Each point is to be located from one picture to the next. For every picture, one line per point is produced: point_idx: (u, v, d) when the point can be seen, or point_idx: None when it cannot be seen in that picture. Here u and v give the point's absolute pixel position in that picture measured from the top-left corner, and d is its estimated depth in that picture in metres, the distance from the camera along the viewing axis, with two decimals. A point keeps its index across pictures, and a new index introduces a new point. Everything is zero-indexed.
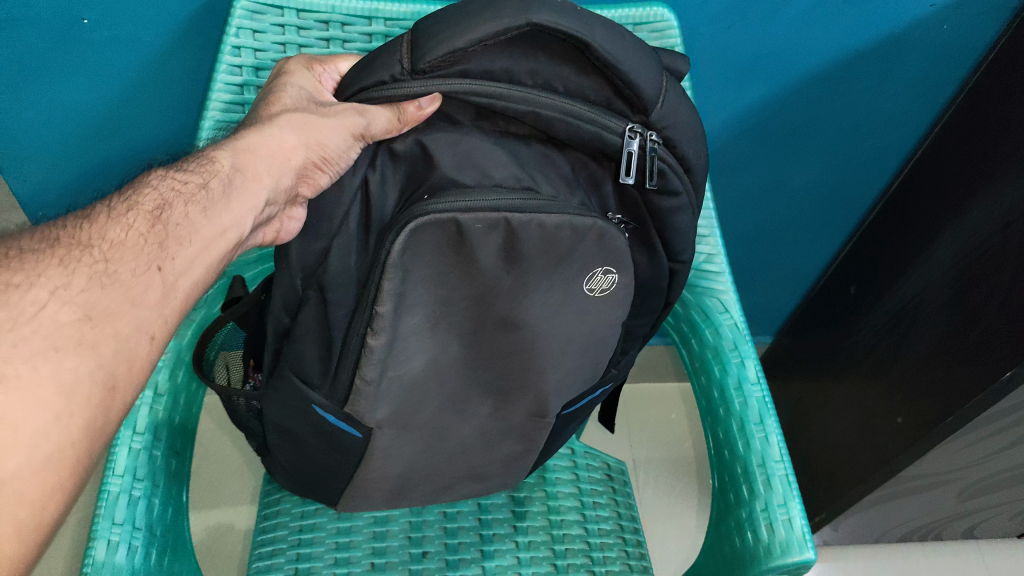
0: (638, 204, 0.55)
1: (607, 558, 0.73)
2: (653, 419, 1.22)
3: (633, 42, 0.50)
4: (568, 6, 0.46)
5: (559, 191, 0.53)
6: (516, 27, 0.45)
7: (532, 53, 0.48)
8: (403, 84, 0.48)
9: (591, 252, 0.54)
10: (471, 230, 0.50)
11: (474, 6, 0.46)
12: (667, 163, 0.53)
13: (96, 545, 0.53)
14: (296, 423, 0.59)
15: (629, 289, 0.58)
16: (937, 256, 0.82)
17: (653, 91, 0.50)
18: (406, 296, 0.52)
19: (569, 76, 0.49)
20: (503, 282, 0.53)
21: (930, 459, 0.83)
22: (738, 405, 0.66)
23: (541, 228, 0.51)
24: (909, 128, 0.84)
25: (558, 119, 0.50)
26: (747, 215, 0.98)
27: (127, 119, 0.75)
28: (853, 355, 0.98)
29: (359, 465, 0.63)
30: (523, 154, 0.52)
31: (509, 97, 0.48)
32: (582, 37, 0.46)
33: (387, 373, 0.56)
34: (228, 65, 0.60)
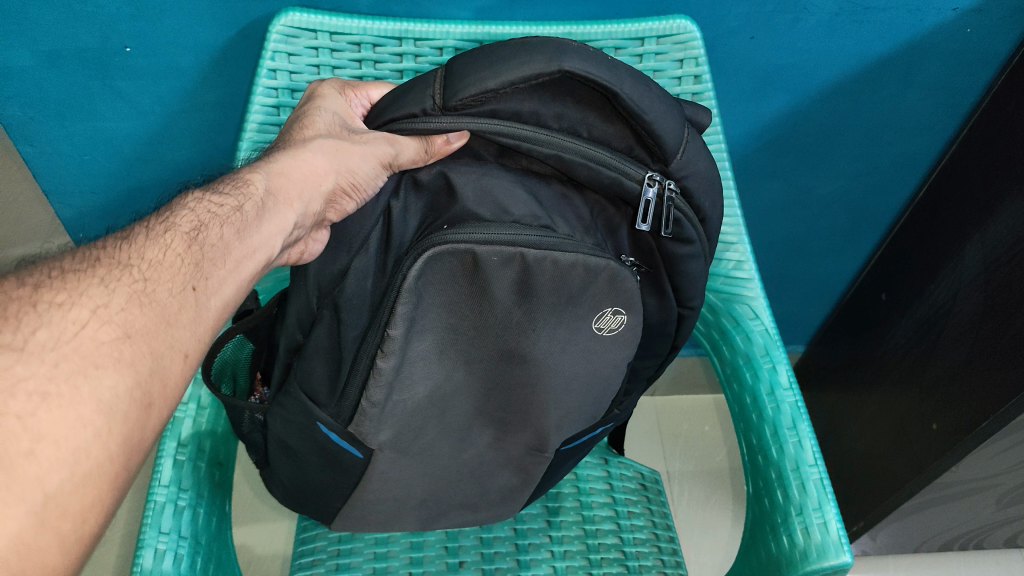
0: (652, 249, 0.56)
1: (643, 565, 0.74)
2: (685, 432, 1.22)
3: (659, 94, 0.51)
4: (598, 56, 0.48)
5: (575, 230, 0.54)
6: (548, 72, 0.47)
7: (560, 98, 0.50)
8: (433, 119, 0.49)
9: (602, 292, 0.55)
10: (487, 262, 0.51)
11: (513, 48, 0.48)
12: (682, 211, 0.54)
13: (144, 552, 0.54)
14: (299, 440, 0.60)
15: (637, 330, 0.58)
16: (967, 260, 0.81)
17: (674, 142, 0.52)
18: (418, 321, 0.53)
19: (593, 123, 0.51)
20: (513, 315, 0.54)
21: (966, 464, 0.83)
22: (771, 411, 0.65)
23: (555, 264, 0.52)
24: (935, 134, 0.84)
25: (580, 164, 0.51)
26: (774, 225, 0.98)
27: (165, 145, 0.78)
28: (886, 361, 0.97)
29: (357, 487, 0.63)
30: (541, 194, 0.54)
31: (533, 139, 0.50)
32: (611, 86, 0.48)
33: (392, 397, 0.55)
34: (264, 88, 0.63)
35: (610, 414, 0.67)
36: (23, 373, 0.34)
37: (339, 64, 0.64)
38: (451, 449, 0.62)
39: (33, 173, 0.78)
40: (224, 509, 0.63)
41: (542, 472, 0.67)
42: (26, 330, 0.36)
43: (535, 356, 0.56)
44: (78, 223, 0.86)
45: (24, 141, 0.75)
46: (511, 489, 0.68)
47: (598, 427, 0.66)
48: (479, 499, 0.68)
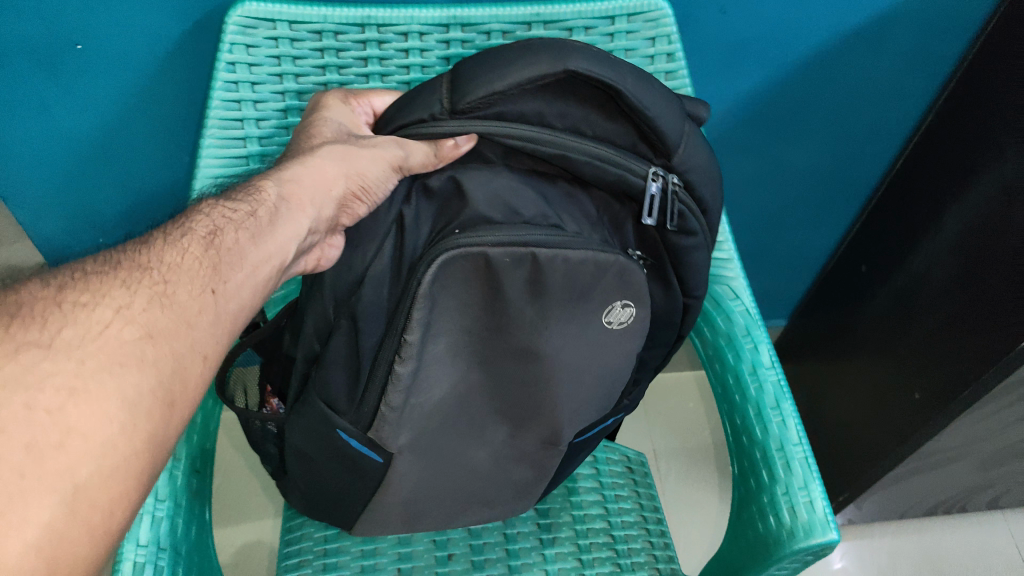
0: (657, 242, 0.56)
1: (632, 550, 0.73)
2: (671, 410, 1.22)
3: (661, 89, 0.50)
4: (601, 54, 0.47)
5: (582, 228, 0.54)
6: (553, 74, 0.46)
7: (564, 97, 0.49)
8: (442, 124, 0.49)
9: (612, 287, 0.54)
10: (500, 264, 0.50)
11: (513, 53, 0.47)
12: (687, 205, 0.53)
13: (122, 566, 0.53)
14: (318, 449, 0.58)
15: (645, 322, 0.58)
16: (943, 232, 0.81)
17: (676, 137, 0.51)
18: (433, 324, 0.53)
19: (597, 121, 0.50)
20: (526, 313, 0.53)
21: (952, 430, 0.83)
22: (754, 390, 0.65)
23: (566, 263, 0.51)
24: (909, 104, 0.84)
25: (586, 163, 0.50)
26: (750, 201, 0.97)
27: (125, 145, 0.75)
28: (865, 333, 0.97)
29: (377, 491, 0.61)
30: (550, 194, 0.53)
31: (539, 141, 0.49)
32: (615, 85, 0.47)
33: (410, 399, 0.55)
34: (223, 82, 0.60)
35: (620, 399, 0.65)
36: (51, 368, 0.34)
37: (300, 55, 0.61)
38: (461, 447, 0.61)
39: None
40: (202, 517, 0.61)
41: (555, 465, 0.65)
42: (52, 329, 0.36)
43: (546, 352, 0.55)
44: (37, 229, 0.83)
45: None
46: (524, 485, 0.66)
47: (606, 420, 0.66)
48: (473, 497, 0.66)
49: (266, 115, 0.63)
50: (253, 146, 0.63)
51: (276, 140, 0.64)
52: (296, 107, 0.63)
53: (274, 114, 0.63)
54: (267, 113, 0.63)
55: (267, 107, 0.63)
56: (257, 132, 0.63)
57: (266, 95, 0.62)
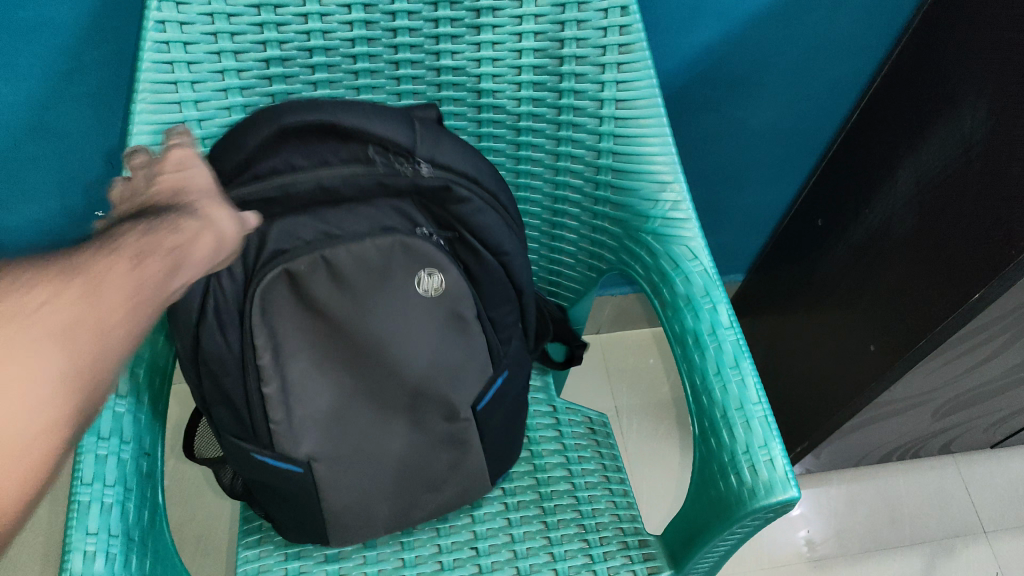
0: (449, 218, 0.59)
1: (596, 510, 0.73)
2: (630, 367, 1.22)
3: (372, 104, 0.54)
4: (318, 101, 0.52)
5: (359, 225, 0.57)
6: (271, 133, 0.51)
7: (291, 140, 0.54)
8: (228, 190, 0.54)
9: (406, 262, 0.59)
10: (299, 272, 0.56)
11: (238, 130, 0.53)
12: (447, 176, 0.56)
13: (72, 556, 0.51)
14: (244, 469, 0.61)
15: (464, 285, 0.61)
16: (900, 183, 0.81)
17: (403, 137, 0.54)
18: (280, 345, 0.58)
19: (337, 147, 0.55)
20: (344, 307, 0.58)
21: (904, 382, 0.85)
22: (713, 350, 0.64)
23: (348, 252, 0.57)
24: (865, 56, 0.83)
25: (343, 182, 0.55)
26: (705, 158, 0.96)
27: (54, 111, 0.72)
28: (822, 285, 0.97)
29: (316, 493, 0.62)
30: (331, 214, 0.57)
31: (295, 178, 0.54)
32: (325, 120, 0.51)
33: (294, 412, 0.60)
34: (153, 42, 0.56)
35: (499, 359, 0.65)
36: None
37: (235, 13, 0.57)
38: (372, 435, 0.63)
39: None
40: (155, 499, 0.60)
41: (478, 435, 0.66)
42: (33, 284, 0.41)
43: (366, 326, 0.59)
44: None
45: None
46: (476, 470, 0.67)
47: (496, 384, 0.65)
48: (436, 472, 0.66)
49: (202, 78, 0.59)
50: (189, 111, 0.60)
51: (214, 105, 0.60)
52: (233, 68, 0.59)
53: (211, 76, 0.59)
54: (203, 75, 0.59)
55: (201, 69, 0.59)
56: (192, 96, 0.59)
57: (201, 56, 0.58)
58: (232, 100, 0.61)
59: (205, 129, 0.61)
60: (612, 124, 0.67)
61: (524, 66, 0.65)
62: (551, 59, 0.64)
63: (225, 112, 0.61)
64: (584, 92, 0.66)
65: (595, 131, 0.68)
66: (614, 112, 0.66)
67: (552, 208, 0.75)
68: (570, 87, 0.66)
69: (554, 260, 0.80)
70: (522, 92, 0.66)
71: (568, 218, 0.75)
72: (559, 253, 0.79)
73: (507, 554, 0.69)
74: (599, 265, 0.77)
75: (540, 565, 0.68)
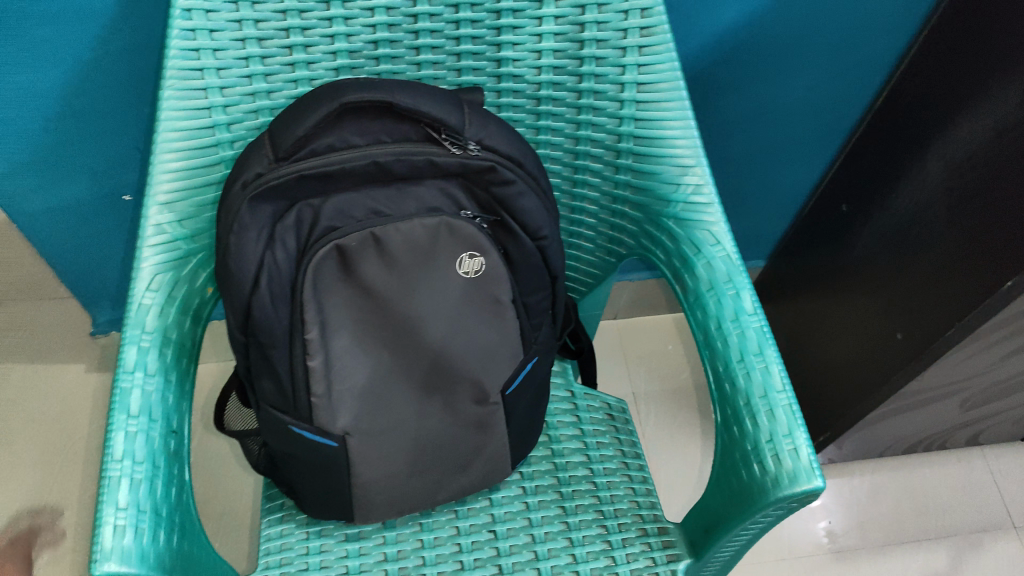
0: (491, 201, 0.60)
1: (615, 496, 0.73)
2: (650, 353, 1.22)
3: (425, 87, 0.54)
4: (374, 82, 0.52)
5: (407, 207, 0.58)
6: (331, 111, 0.51)
7: (347, 120, 0.54)
8: (279, 170, 0.53)
9: (451, 244, 0.60)
10: (349, 249, 0.58)
11: (300, 106, 0.52)
12: (494, 158, 0.56)
13: (102, 529, 0.52)
14: (282, 445, 0.62)
15: (502, 267, 0.62)
16: (929, 168, 0.79)
17: (455, 119, 0.54)
18: (327, 320, 0.60)
19: (391, 127, 0.55)
20: (391, 285, 0.60)
21: (931, 371, 0.84)
22: (735, 337, 0.63)
23: (398, 232, 0.58)
24: (895, 38, 0.82)
25: (395, 163, 0.55)
26: (730, 143, 0.95)
27: (83, 96, 0.74)
28: (846, 273, 0.96)
29: (348, 474, 0.63)
30: (380, 195, 0.58)
31: (348, 160, 0.53)
32: (384, 100, 0.51)
33: (334, 387, 0.61)
34: (179, 30, 0.57)
35: (530, 346, 0.67)
36: None
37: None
38: (406, 411, 0.64)
39: None
40: (182, 476, 0.61)
41: (503, 423, 0.67)
42: None
43: (406, 307, 0.61)
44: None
45: None
46: (498, 455, 0.68)
47: (527, 368, 0.67)
48: (458, 454, 0.67)
49: (227, 65, 0.59)
50: (215, 97, 0.60)
51: (239, 91, 0.61)
52: (257, 55, 0.60)
53: (235, 63, 0.60)
54: (228, 62, 0.59)
55: (227, 56, 0.59)
56: (218, 83, 0.60)
57: (225, 43, 0.59)
58: (257, 86, 0.61)
59: (230, 116, 0.62)
60: (633, 108, 0.67)
61: (545, 51, 0.64)
62: (571, 43, 0.64)
63: (250, 98, 0.62)
64: (605, 77, 0.65)
65: (615, 115, 0.67)
66: (635, 96, 0.66)
67: (571, 191, 0.74)
68: (591, 70, 0.65)
69: (572, 246, 0.80)
70: (543, 77, 0.66)
71: (588, 202, 0.75)
72: (578, 238, 0.79)
73: (525, 538, 0.70)
74: (620, 249, 0.76)
75: (557, 551, 0.69)
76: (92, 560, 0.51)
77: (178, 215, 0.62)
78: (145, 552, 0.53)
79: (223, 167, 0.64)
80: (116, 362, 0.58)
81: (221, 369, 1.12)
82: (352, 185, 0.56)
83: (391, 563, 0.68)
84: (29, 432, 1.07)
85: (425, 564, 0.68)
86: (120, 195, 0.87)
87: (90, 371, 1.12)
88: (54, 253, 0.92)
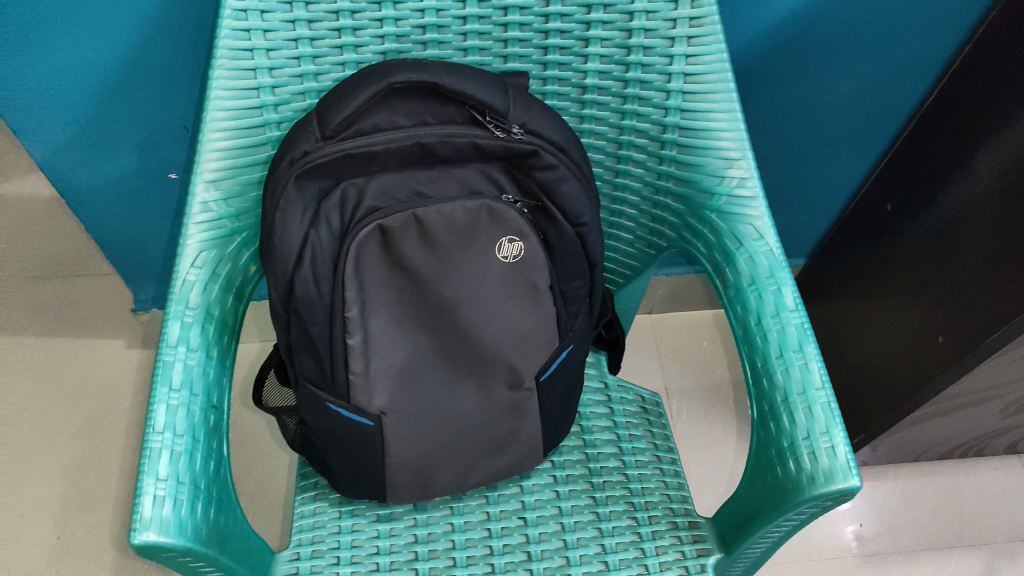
0: (533, 186, 0.60)
1: (646, 489, 0.73)
2: (684, 348, 1.21)
3: (471, 69, 0.54)
4: (421, 63, 0.52)
5: (449, 189, 0.59)
6: (379, 90, 0.51)
7: (393, 101, 0.54)
8: (325, 149, 0.53)
9: (491, 227, 0.60)
10: (391, 229, 0.58)
11: (348, 86, 0.53)
12: (537, 143, 0.57)
13: (142, 499, 0.53)
14: (318, 422, 0.63)
15: (542, 252, 0.62)
16: (979, 169, 0.78)
17: (500, 101, 0.55)
18: (367, 300, 0.60)
19: (436, 109, 0.55)
20: (431, 266, 0.60)
21: (972, 375, 0.83)
22: (775, 333, 0.63)
23: (440, 214, 0.58)
24: (948, 36, 0.80)
25: (439, 145, 0.55)
26: (773, 138, 0.94)
27: (134, 74, 0.75)
28: (889, 274, 0.95)
29: (383, 453, 0.64)
30: (423, 177, 0.58)
31: (393, 141, 0.54)
32: (431, 81, 0.52)
33: (371, 366, 0.62)
34: (232, 10, 0.58)
35: (566, 333, 0.67)
36: None
37: None
38: (441, 396, 0.64)
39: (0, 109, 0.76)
40: (219, 451, 0.62)
41: (537, 408, 0.67)
42: None
43: (445, 288, 0.61)
44: (52, 161, 0.83)
45: None
46: (531, 441, 0.68)
47: (562, 356, 0.67)
48: (492, 440, 0.67)
49: (277, 46, 0.60)
50: (264, 78, 0.61)
51: (288, 73, 0.62)
52: (307, 36, 0.61)
53: (285, 44, 0.60)
54: (278, 43, 0.60)
55: (277, 37, 0.60)
56: (267, 63, 0.61)
57: (276, 24, 0.59)
58: (305, 68, 0.62)
59: (278, 97, 0.62)
60: (679, 99, 0.66)
61: (592, 39, 0.64)
62: (619, 32, 0.64)
63: (298, 80, 0.62)
64: (652, 66, 0.65)
65: (661, 105, 0.67)
66: (682, 86, 0.66)
67: (613, 180, 0.74)
68: (638, 60, 0.65)
69: (612, 236, 0.80)
70: (589, 65, 0.66)
71: (629, 192, 0.74)
72: (618, 228, 0.79)
73: (555, 526, 0.70)
74: (659, 242, 0.76)
75: (587, 540, 0.69)
76: (131, 529, 0.51)
77: (223, 192, 0.63)
78: (183, 523, 0.53)
79: (269, 146, 0.65)
80: (160, 335, 0.59)
81: (259, 350, 1.13)
82: (396, 166, 0.57)
83: (421, 545, 0.68)
84: None
85: (454, 547, 0.68)
86: (167, 173, 0.88)
87: (130, 347, 1.14)
88: (102, 229, 0.94)
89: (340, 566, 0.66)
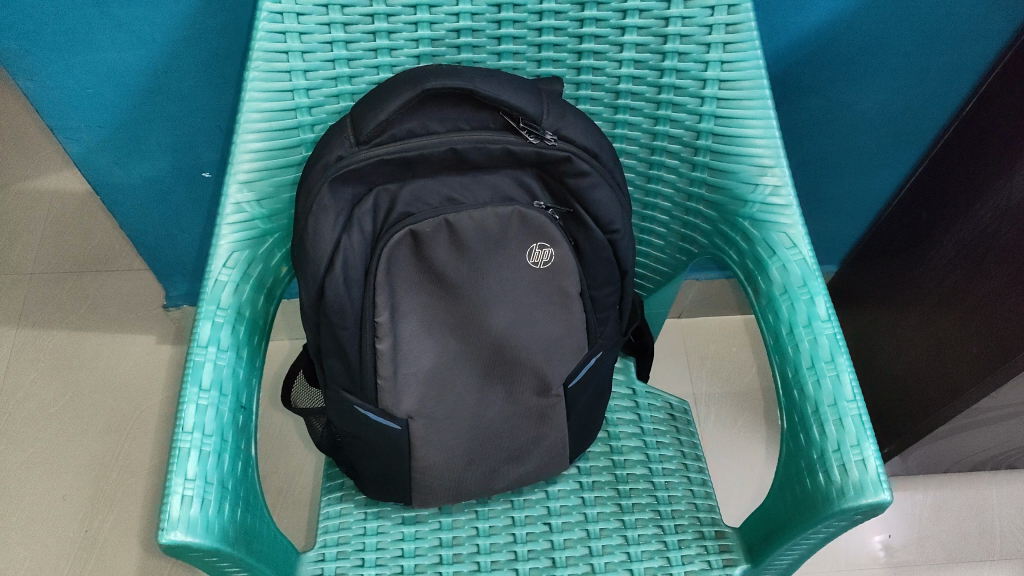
0: (564, 192, 0.60)
1: (673, 498, 0.72)
2: (712, 353, 1.20)
3: (504, 75, 0.54)
4: (456, 69, 0.52)
5: (479, 195, 0.58)
6: (412, 96, 0.51)
7: (427, 108, 0.54)
8: (357, 155, 0.53)
9: (521, 233, 0.60)
10: (423, 235, 0.58)
11: (382, 91, 0.53)
12: (570, 150, 0.56)
13: (170, 498, 0.53)
14: (346, 424, 0.63)
15: (571, 259, 0.62)
16: (1015, 181, 0.76)
17: (534, 108, 0.54)
18: (398, 305, 0.60)
19: (469, 115, 0.55)
20: (460, 271, 0.60)
21: (1006, 388, 0.82)
22: (807, 344, 0.62)
23: (471, 219, 0.58)
24: (987, 47, 0.79)
25: (471, 150, 0.55)
26: (806, 145, 0.93)
27: (169, 78, 0.76)
28: (922, 284, 0.93)
29: (409, 457, 0.64)
30: (454, 182, 0.58)
31: (425, 147, 0.54)
32: (465, 87, 0.51)
33: (400, 370, 0.62)
34: (268, 13, 0.58)
35: (595, 340, 0.66)
36: None
37: None
38: (467, 404, 0.64)
39: (40, 109, 0.78)
40: (247, 451, 0.62)
41: (564, 415, 0.67)
42: None
43: (473, 294, 0.61)
44: (88, 160, 0.85)
45: (26, 78, 0.74)
46: (557, 449, 0.68)
47: (591, 363, 0.66)
48: (518, 446, 0.67)
49: (312, 48, 0.60)
50: (298, 80, 0.61)
51: (323, 75, 0.62)
52: (342, 39, 0.61)
53: (320, 47, 0.61)
54: (313, 46, 0.60)
55: (312, 40, 0.60)
56: (302, 66, 0.61)
57: (312, 27, 0.59)
58: (339, 71, 0.62)
59: (312, 100, 0.63)
60: (714, 105, 0.65)
61: (626, 44, 0.64)
62: (654, 37, 0.63)
63: (332, 82, 0.63)
64: (687, 72, 0.64)
65: (695, 111, 0.66)
66: (717, 92, 0.65)
67: (645, 185, 0.73)
68: (672, 65, 0.64)
69: (643, 241, 0.79)
70: (623, 70, 0.65)
71: (661, 198, 0.74)
72: (648, 233, 0.78)
73: (580, 533, 0.70)
74: (690, 248, 0.75)
75: (612, 548, 0.69)
76: (160, 528, 0.51)
77: (258, 193, 0.64)
78: (209, 524, 0.54)
79: (303, 148, 0.65)
80: (191, 335, 0.59)
81: (288, 348, 1.14)
82: (429, 172, 0.57)
83: (445, 548, 0.68)
84: (99, 399, 1.11)
85: (478, 552, 0.68)
86: (200, 173, 0.89)
87: (162, 342, 1.15)
88: (133, 226, 0.96)
89: (365, 568, 0.67)
